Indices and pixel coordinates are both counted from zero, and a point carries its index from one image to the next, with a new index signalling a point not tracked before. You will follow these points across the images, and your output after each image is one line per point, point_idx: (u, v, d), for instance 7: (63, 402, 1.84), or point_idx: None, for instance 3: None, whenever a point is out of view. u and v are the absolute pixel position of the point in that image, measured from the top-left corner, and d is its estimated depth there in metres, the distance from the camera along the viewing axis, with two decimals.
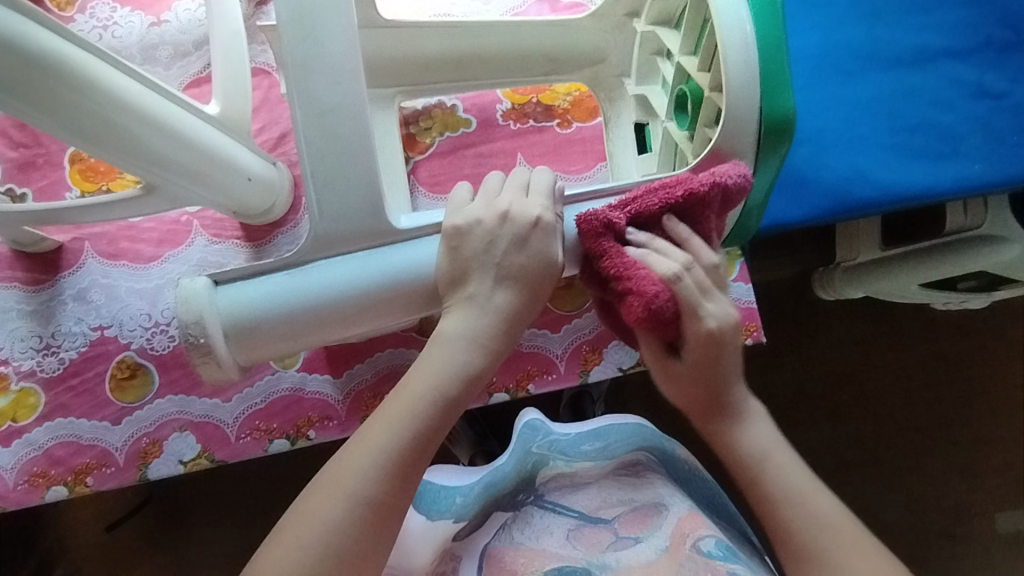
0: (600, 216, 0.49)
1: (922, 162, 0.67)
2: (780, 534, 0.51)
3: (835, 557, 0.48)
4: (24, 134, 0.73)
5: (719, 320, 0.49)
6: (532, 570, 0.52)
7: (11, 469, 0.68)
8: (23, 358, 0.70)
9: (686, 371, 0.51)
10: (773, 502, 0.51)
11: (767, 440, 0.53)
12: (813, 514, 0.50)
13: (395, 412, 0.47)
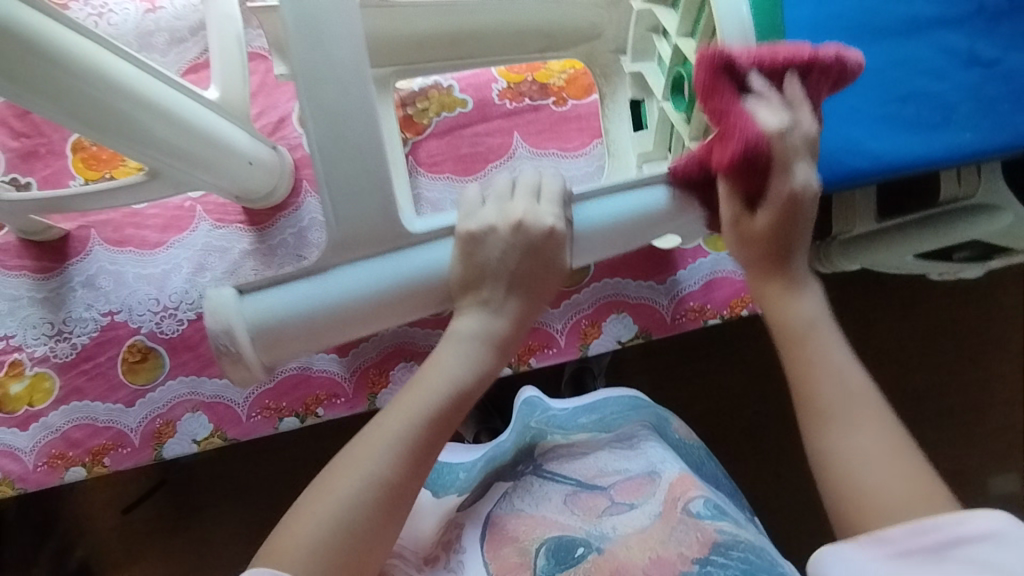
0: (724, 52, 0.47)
1: (914, 132, 0.68)
2: (803, 396, 0.48)
3: (846, 418, 0.46)
4: (24, 124, 0.74)
5: (807, 182, 0.49)
6: (533, 538, 0.52)
7: (30, 451, 0.70)
8: (35, 345, 0.71)
9: (761, 229, 0.51)
10: (807, 362, 0.49)
11: (818, 310, 0.51)
12: (842, 383, 0.48)
13: (408, 402, 0.48)
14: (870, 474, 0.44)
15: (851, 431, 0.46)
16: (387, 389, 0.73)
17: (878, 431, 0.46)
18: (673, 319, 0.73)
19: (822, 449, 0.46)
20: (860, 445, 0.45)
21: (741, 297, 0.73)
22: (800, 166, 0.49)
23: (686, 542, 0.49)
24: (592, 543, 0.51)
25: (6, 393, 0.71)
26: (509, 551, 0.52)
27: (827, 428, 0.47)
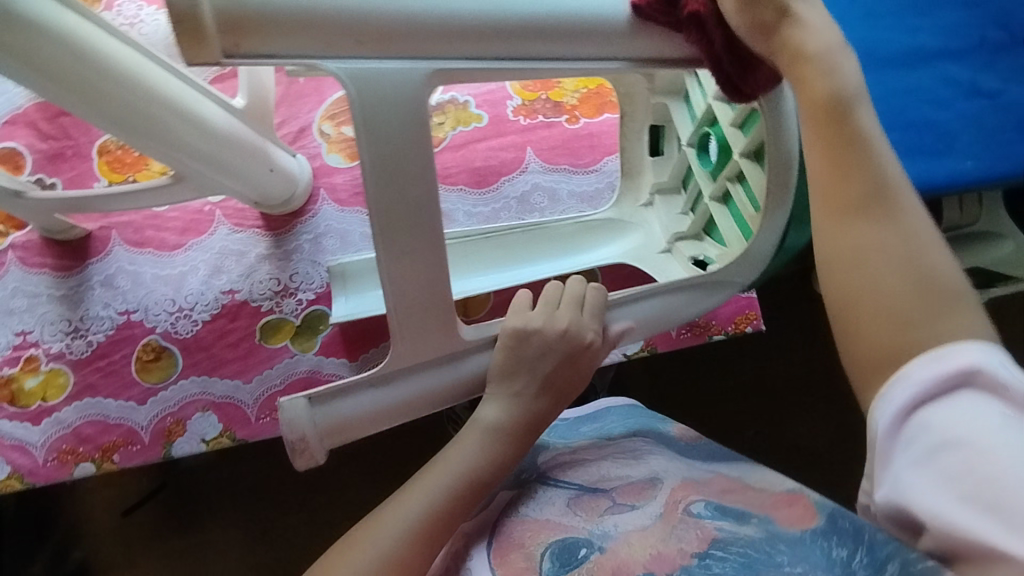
0: None
1: (917, 158, 0.69)
2: (827, 179, 0.44)
3: (875, 220, 0.41)
4: (53, 127, 0.76)
5: None
6: (537, 543, 0.51)
7: (41, 446, 0.71)
8: (52, 341, 0.73)
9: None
10: (839, 142, 0.43)
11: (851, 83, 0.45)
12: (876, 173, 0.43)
13: (427, 484, 0.50)
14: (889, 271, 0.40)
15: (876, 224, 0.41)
16: None
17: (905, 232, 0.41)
18: (678, 333, 0.74)
19: (841, 238, 0.42)
20: (882, 250, 0.41)
21: (747, 314, 0.74)
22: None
23: (685, 538, 0.49)
24: (595, 542, 0.50)
25: (21, 388, 0.72)
26: (516, 557, 0.51)
27: (848, 220, 0.42)
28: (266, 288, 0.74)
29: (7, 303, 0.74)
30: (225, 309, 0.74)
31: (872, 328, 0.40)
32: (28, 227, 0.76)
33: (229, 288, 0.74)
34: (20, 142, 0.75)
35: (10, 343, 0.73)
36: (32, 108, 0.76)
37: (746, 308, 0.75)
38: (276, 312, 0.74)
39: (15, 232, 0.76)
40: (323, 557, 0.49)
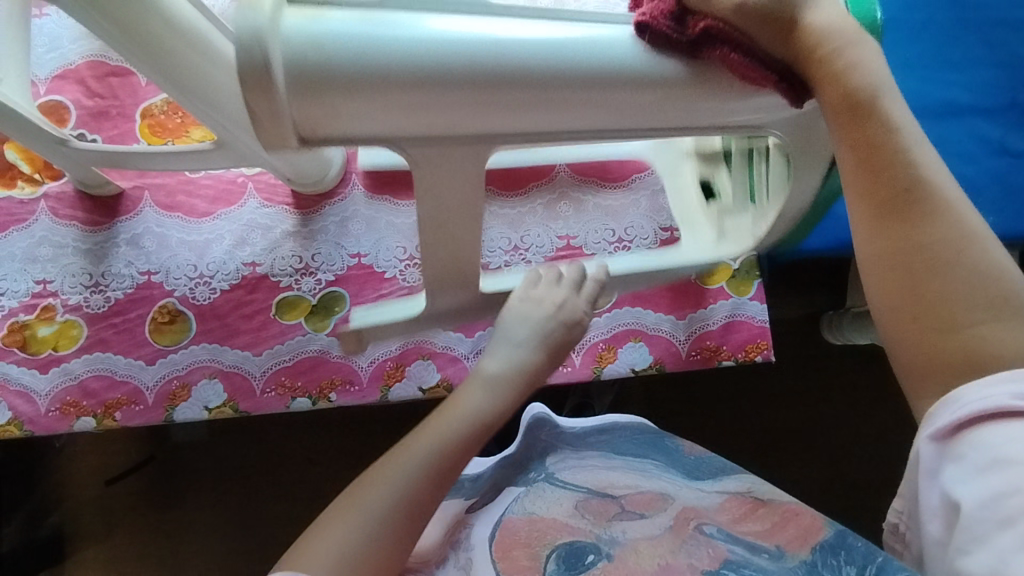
0: None
1: None
2: (870, 183, 0.44)
3: (919, 224, 0.43)
4: (101, 86, 0.78)
5: None
6: (544, 542, 0.55)
7: (45, 395, 0.71)
8: (71, 293, 0.74)
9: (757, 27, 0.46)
10: (877, 146, 0.44)
11: (877, 79, 0.45)
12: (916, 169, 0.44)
13: (437, 427, 0.54)
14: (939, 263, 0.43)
15: (925, 218, 0.43)
16: (401, 383, 0.73)
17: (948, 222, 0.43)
18: (688, 354, 0.74)
19: (884, 241, 0.44)
20: (931, 253, 0.43)
21: (757, 344, 0.73)
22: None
23: (697, 554, 0.52)
24: (603, 549, 0.54)
25: (34, 335, 0.73)
26: (520, 553, 0.54)
27: (893, 223, 0.44)
28: (288, 264, 0.75)
29: (32, 251, 0.75)
30: (245, 280, 0.75)
31: (918, 328, 0.43)
32: (63, 178, 0.77)
33: (251, 260, 0.75)
34: (67, 97, 0.77)
35: (29, 290, 0.74)
36: (83, 64, 0.78)
37: (758, 336, 0.74)
38: (294, 288, 0.75)
39: (50, 182, 0.77)
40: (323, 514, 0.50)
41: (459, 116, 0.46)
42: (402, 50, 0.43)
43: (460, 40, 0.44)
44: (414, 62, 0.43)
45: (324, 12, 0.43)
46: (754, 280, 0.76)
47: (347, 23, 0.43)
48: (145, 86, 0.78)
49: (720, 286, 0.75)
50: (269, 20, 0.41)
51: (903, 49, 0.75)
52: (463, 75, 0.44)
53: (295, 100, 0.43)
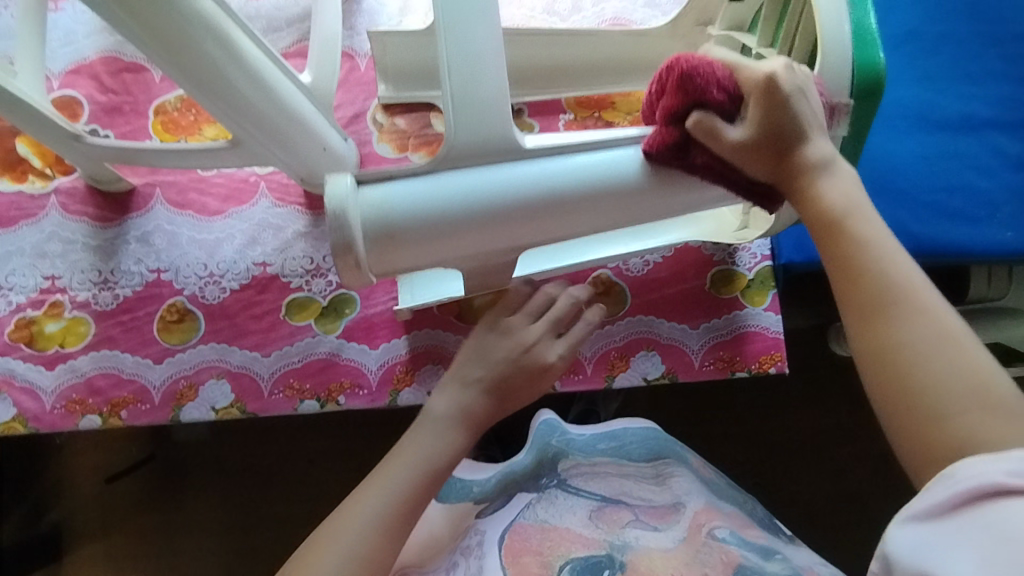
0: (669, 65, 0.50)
1: (956, 223, 0.70)
2: (847, 288, 0.44)
3: (902, 328, 0.42)
4: (114, 82, 0.78)
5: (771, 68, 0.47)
6: (558, 554, 0.54)
7: (51, 392, 0.71)
8: (80, 289, 0.73)
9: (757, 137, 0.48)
10: (847, 249, 0.45)
11: (851, 195, 0.46)
12: (891, 271, 0.43)
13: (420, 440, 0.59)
14: (926, 364, 0.41)
15: (906, 321, 0.42)
16: (410, 389, 0.72)
17: (933, 326, 0.42)
18: (700, 365, 0.73)
19: (868, 343, 0.43)
20: (923, 352, 0.41)
21: (770, 356, 0.72)
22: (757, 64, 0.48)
23: (710, 562, 0.52)
24: (617, 559, 0.53)
25: (41, 331, 0.72)
26: (529, 560, 0.54)
27: (873, 322, 0.43)
28: (299, 265, 0.74)
29: (41, 246, 0.74)
30: (255, 280, 0.74)
31: (916, 425, 0.41)
32: (74, 173, 0.76)
33: (262, 260, 0.74)
34: (80, 92, 0.77)
35: (37, 286, 0.73)
36: (97, 60, 0.78)
37: (773, 348, 0.73)
38: (304, 289, 0.74)
39: (61, 177, 0.76)
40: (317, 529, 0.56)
41: (545, 231, 0.51)
42: (470, 198, 0.48)
43: (507, 179, 0.49)
44: (476, 210, 0.48)
45: (392, 180, 0.48)
46: (769, 291, 0.74)
47: (412, 189, 0.48)
48: (158, 82, 0.77)
49: (735, 295, 0.74)
50: (351, 200, 0.47)
51: (920, 63, 0.75)
52: (514, 204, 0.49)
53: (376, 254, 0.48)
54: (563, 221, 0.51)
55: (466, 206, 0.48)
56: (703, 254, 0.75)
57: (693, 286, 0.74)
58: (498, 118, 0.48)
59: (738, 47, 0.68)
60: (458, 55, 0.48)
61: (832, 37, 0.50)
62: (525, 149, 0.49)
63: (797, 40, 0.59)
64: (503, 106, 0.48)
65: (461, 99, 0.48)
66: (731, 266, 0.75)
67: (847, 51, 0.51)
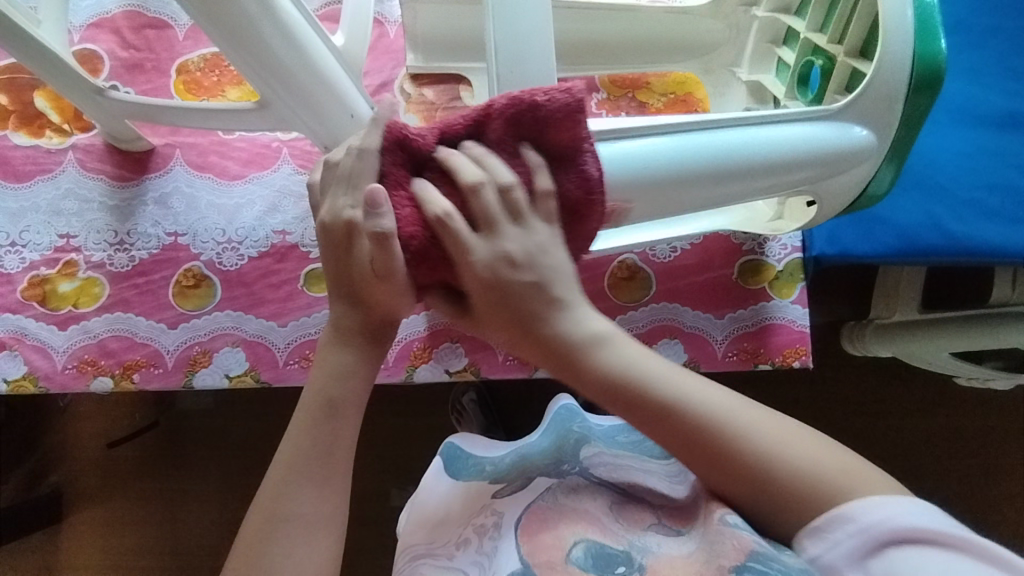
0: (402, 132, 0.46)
1: (994, 221, 0.69)
2: (674, 443, 0.47)
3: (731, 451, 0.46)
4: (137, 38, 0.76)
5: (484, 258, 0.45)
6: (574, 532, 0.54)
7: (62, 352, 0.69)
8: (95, 250, 0.72)
9: (491, 313, 0.47)
10: (660, 408, 0.47)
11: (616, 342, 0.48)
12: (698, 405, 0.46)
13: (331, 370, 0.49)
14: (778, 464, 0.45)
15: (738, 445, 0.46)
16: (427, 365, 0.70)
17: (755, 433, 0.46)
18: (723, 355, 0.71)
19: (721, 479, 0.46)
20: (759, 458, 0.46)
21: (796, 348, 0.71)
22: (503, 232, 0.46)
23: (723, 551, 0.47)
24: (635, 560, 0.52)
25: (54, 290, 0.71)
26: (546, 536, 0.55)
27: (711, 462, 0.46)
28: None
29: (57, 204, 0.73)
30: (274, 248, 0.72)
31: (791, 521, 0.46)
32: (92, 130, 0.75)
33: (282, 228, 0.73)
34: (102, 47, 0.75)
35: (52, 244, 0.72)
36: (120, 14, 0.76)
37: (798, 341, 0.71)
38: None
39: (79, 133, 0.74)
40: (241, 531, 0.47)
41: None
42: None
43: None
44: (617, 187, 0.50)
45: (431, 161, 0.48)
46: (798, 284, 0.73)
47: None
48: (182, 41, 0.75)
49: (763, 286, 0.73)
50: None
51: (967, 56, 0.73)
52: None
53: None
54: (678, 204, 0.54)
55: None
56: (733, 243, 0.74)
57: (720, 275, 0.73)
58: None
59: (781, 30, 0.69)
60: (508, 30, 0.46)
61: (896, 23, 0.52)
62: None
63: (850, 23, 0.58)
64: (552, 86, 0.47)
65: (508, 78, 0.47)
66: (761, 257, 0.73)
67: (908, 42, 0.52)
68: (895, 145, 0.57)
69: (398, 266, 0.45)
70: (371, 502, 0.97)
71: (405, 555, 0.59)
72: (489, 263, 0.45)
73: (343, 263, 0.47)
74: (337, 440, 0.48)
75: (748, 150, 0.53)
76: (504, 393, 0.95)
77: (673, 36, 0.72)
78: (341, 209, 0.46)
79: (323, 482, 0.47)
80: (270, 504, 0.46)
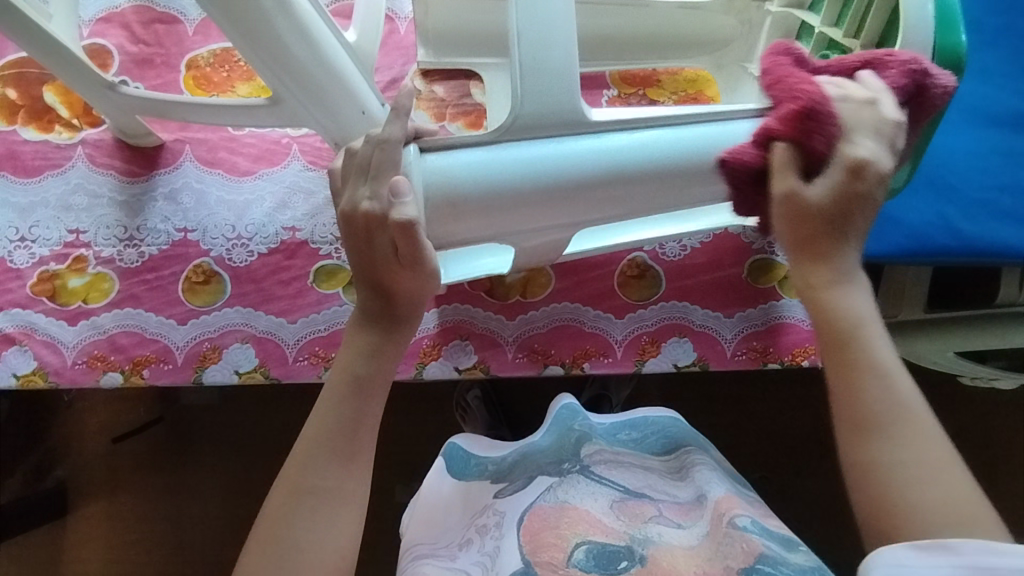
0: (793, 53, 0.48)
1: (1006, 222, 0.69)
2: (842, 405, 0.42)
3: (896, 445, 0.41)
4: (146, 33, 0.75)
5: (869, 156, 0.43)
6: (575, 531, 0.53)
7: (72, 347, 0.69)
8: (104, 245, 0.72)
9: (821, 201, 0.43)
10: (846, 365, 0.43)
11: (860, 306, 0.44)
12: (890, 388, 0.42)
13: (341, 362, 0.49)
14: (925, 489, 0.40)
15: (905, 446, 0.41)
16: (437, 363, 0.70)
17: (928, 449, 0.41)
18: (733, 354, 0.71)
19: (855, 458, 0.42)
20: (906, 465, 0.40)
21: (803, 348, 0.71)
22: (858, 140, 0.43)
23: (731, 553, 0.50)
24: (637, 551, 0.51)
25: (64, 286, 0.71)
26: (546, 534, 0.54)
27: (867, 438, 0.41)
28: (329, 232, 0.73)
29: (67, 199, 0.72)
30: (284, 245, 0.72)
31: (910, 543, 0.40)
32: (102, 126, 0.75)
33: (292, 224, 0.73)
34: (111, 42, 0.75)
35: (62, 239, 0.72)
36: (130, 9, 0.75)
37: (807, 340, 0.71)
38: (333, 257, 0.72)
39: (88, 128, 0.74)
40: (263, 506, 0.47)
41: (593, 209, 0.51)
42: (529, 177, 0.48)
43: (573, 151, 0.49)
44: (639, 177, 0.50)
45: (454, 149, 0.48)
46: None
47: (473, 158, 0.48)
48: (192, 36, 0.75)
49: (772, 285, 0.73)
50: (416, 166, 0.47)
51: (981, 55, 0.73)
52: (573, 177, 0.49)
53: (433, 220, 0.48)
54: (685, 197, 0.53)
55: (526, 175, 0.48)
56: (742, 242, 0.74)
57: (728, 275, 0.73)
58: (565, 89, 0.47)
59: (795, 26, 0.68)
60: (531, 23, 0.45)
61: (916, 18, 0.51)
62: (590, 123, 0.49)
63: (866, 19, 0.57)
64: (569, 81, 0.47)
65: (530, 67, 0.46)
66: (770, 256, 0.74)
67: (928, 37, 0.52)
68: (912, 144, 0.57)
69: (426, 253, 0.46)
70: (375, 499, 0.97)
71: (411, 556, 0.58)
72: (844, 162, 0.43)
73: (354, 250, 0.47)
74: (364, 418, 0.48)
75: (710, 144, 0.51)
76: (508, 390, 0.96)
77: (685, 33, 0.72)
78: (359, 200, 0.46)
79: (348, 460, 0.47)
80: (295, 477, 0.46)
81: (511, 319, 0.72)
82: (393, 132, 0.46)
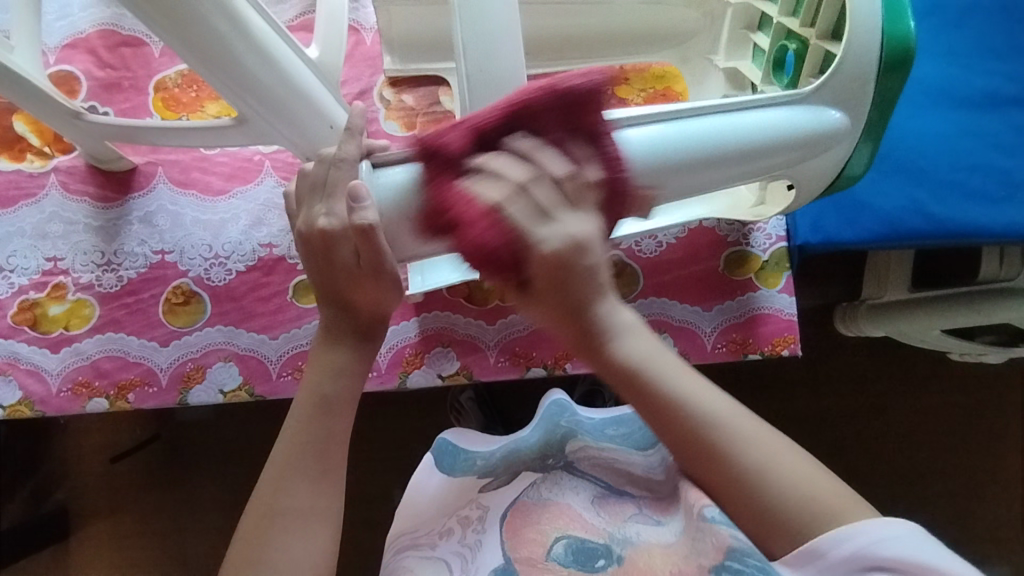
0: (435, 140, 0.44)
1: (979, 202, 0.69)
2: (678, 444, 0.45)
3: (753, 461, 0.45)
4: (112, 56, 0.75)
5: (562, 240, 0.40)
6: (555, 528, 0.55)
7: (56, 374, 0.70)
8: (83, 272, 0.72)
9: (539, 298, 0.42)
10: (667, 398, 0.45)
11: (640, 352, 0.45)
12: (701, 414, 0.45)
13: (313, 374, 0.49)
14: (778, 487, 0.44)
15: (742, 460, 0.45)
16: (420, 371, 0.71)
17: (760, 447, 0.45)
18: (713, 347, 0.72)
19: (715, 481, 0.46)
20: (750, 465, 0.44)
21: (783, 338, 0.72)
22: (561, 224, 0.40)
23: (704, 551, 0.48)
24: (614, 551, 0.52)
25: (44, 314, 0.71)
26: (528, 530, 0.55)
27: (717, 462, 0.45)
28: None
29: (42, 228, 0.73)
30: (261, 262, 0.73)
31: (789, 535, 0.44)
32: (73, 152, 0.75)
33: (268, 241, 0.73)
34: (78, 67, 0.75)
35: (40, 268, 0.72)
36: (94, 34, 0.75)
37: (786, 331, 0.72)
38: None
39: (60, 156, 0.74)
40: (241, 523, 0.48)
41: None
42: None
43: None
44: None
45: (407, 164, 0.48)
46: (784, 273, 0.73)
47: None
48: (158, 57, 0.75)
49: (749, 277, 0.73)
50: (368, 182, 0.47)
51: (944, 37, 0.74)
52: None
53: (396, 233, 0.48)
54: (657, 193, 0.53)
55: None
56: (718, 235, 0.74)
57: (707, 268, 0.73)
58: (516, 97, 0.47)
59: (756, 15, 0.68)
60: (477, 31, 0.46)
61: (864, 9, 0.52)
62: None
63: (820, 9, 0.58)
64: (521, 85, 0.47)
65: (479, 78, 0.46)
66: (745, 247, 0.74)
67: (876, 26, 0.52)
68: (868, 127, 0.57)
69: (387, 261, 0.46)
70: (373, 504, 0.98)
71: (394, 549, 0.58)
72: (557, 253, 0.40)
73: (316, 266, 0.48)
74: (333, 437, 0.48)
75: (427, 193, 0.44)
76: (499, 389, 0.96)
77: (650, 30, 0.72)
78: (316, 218, 0.47)
79: (320, 477, 0.47)
80: (268, 499, 0.47)
81: (492, 324, 0.72)
82: (348, 155, 0.47)
